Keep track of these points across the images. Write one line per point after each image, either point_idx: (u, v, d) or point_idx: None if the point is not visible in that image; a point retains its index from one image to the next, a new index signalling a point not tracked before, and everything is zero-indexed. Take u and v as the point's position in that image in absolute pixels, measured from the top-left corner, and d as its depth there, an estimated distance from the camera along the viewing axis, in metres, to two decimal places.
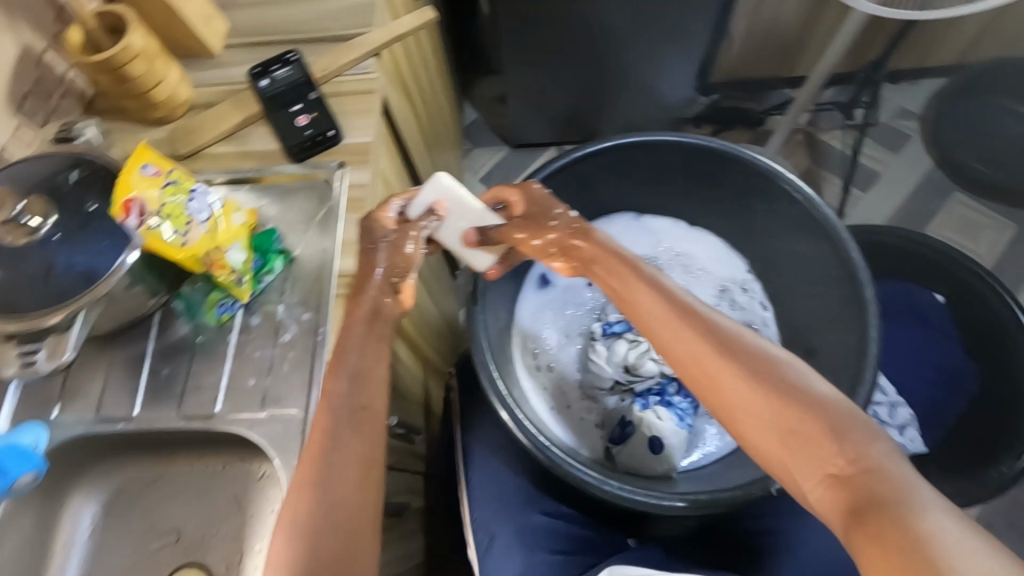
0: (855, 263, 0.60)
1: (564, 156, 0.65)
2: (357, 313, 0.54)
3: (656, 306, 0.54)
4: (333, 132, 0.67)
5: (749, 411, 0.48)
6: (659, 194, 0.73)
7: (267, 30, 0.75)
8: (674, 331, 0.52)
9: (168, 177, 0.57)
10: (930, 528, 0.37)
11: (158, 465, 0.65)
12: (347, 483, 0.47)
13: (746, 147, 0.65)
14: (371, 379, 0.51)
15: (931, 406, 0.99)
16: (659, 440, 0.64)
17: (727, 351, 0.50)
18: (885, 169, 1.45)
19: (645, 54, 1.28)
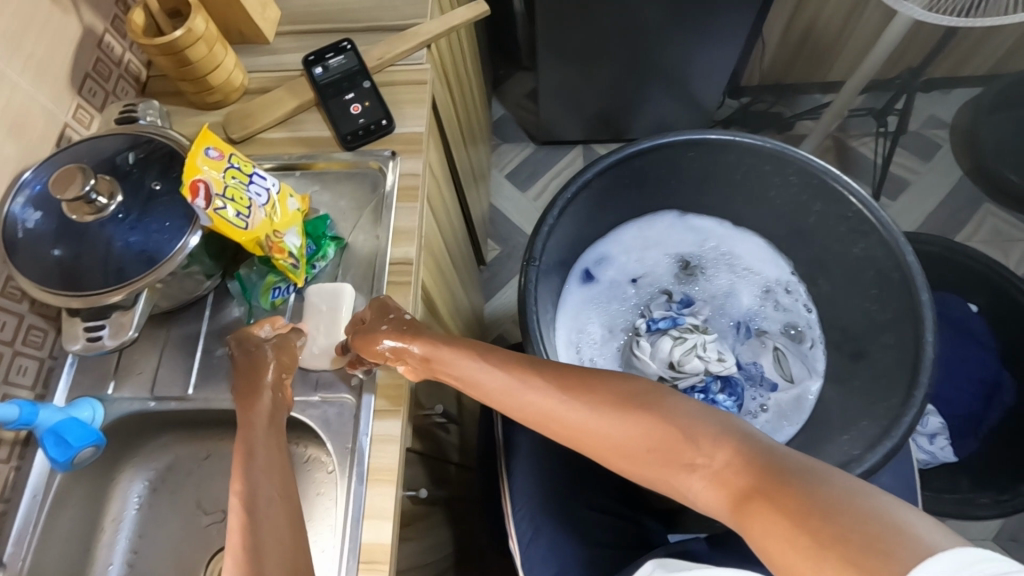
0: (911, 267, 0.61)
1: (618, 151, 0.65)
2: (253, 401, 0.52)
3: (482, 370, 0.51)
4: (385, 121, 0.68)
5: (612, 446, 0.45)
6: (706, 194, 0.73)
7: (319, 17, 0.76)
8: (511, 397, 0.50)
9: (229, 160, 0.57)
10: (806, 491, 0.35)
11: (207, 444, 0.65)
12: (281, 531, 0.43)
13: (802, 150, 0.65)
14: (273, 437, 0.50)
15: (966, 416, 0.98)
16: None
17: (558, 403, 0.48)
18: (917, 177, 1.46)
19: (682, 54, 1.28)
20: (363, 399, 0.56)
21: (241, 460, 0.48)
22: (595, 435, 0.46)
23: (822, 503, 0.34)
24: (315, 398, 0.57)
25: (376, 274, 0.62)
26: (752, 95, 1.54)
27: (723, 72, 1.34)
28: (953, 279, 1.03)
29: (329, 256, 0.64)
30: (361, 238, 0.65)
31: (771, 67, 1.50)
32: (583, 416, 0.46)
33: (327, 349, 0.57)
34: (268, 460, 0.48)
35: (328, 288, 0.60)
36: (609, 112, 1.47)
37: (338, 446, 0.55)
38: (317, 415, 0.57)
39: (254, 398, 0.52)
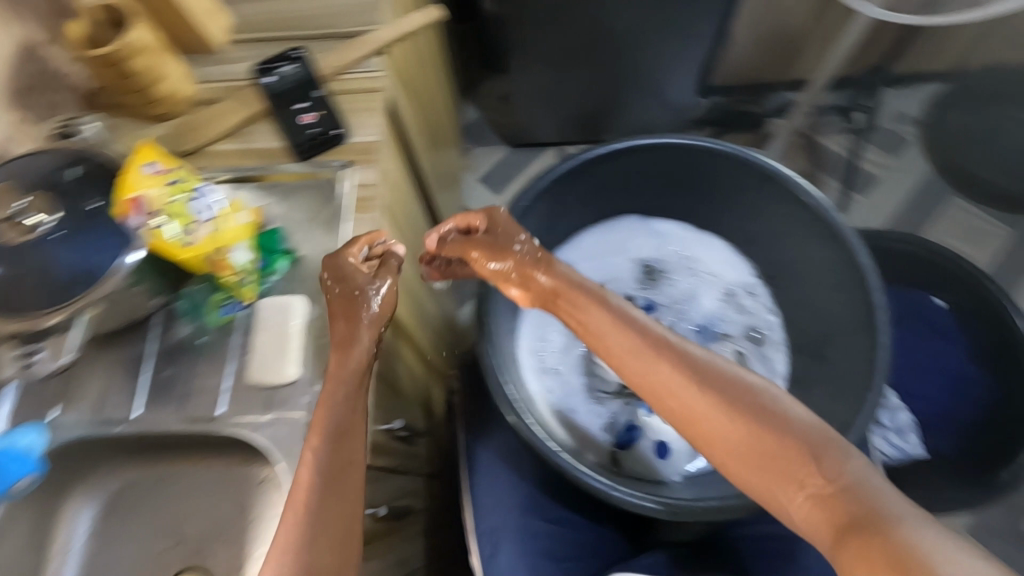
0: (864, 268, 0.61)
1: (572, 157, 0.66)
2: (349, 349, 0.54)
3: (620, 335, 0.56)
4: (337, 131, 0.66)
5: (728, 439, 0.50)
6: (663, 200, 0.75)
7: (270, 23, 0.73)
8: (645, 363, 0.55)
9: (172, 175, 0.57)
10: (910, 539, 0.40)
11: (159, 467, 0.63)
12: (336, 503, 0.47)
13: (753, 151, 0.67)
14: (354, 403, 0.52)
15: (936, 412, 0.98)
16: (665, 445, 0.69)
17: (697, 381, 0.53)
18: (885, 174, 1.44)
19: (652, 51, 1.26)
20: (315, 415, 0.55)
21: (320, 421, 0.50)
22: (717, 419, 0.51)
23: (926, 557, 0.38)
24: (265, 418, 0.55)
25: (328, 287, 0.61)
26: (724, 94, 1.54)
27: (694, 69, 1.35)
28: (924, 276, 1.02)
29: (281, 270, 0.62)
30: (314, 250, 0.63)
31: (741, 68, 1.50)
32: (715, 398, 0.52)
33: (279, 368, 0.56)
34: (343, 428, 0.50)
35: (279, 302, 0.59)
36: (583, 113, 1.46)
37: (289, 467, 0.53)
38: (268, 436, 0.55)
39: (351, 348, 0.54)
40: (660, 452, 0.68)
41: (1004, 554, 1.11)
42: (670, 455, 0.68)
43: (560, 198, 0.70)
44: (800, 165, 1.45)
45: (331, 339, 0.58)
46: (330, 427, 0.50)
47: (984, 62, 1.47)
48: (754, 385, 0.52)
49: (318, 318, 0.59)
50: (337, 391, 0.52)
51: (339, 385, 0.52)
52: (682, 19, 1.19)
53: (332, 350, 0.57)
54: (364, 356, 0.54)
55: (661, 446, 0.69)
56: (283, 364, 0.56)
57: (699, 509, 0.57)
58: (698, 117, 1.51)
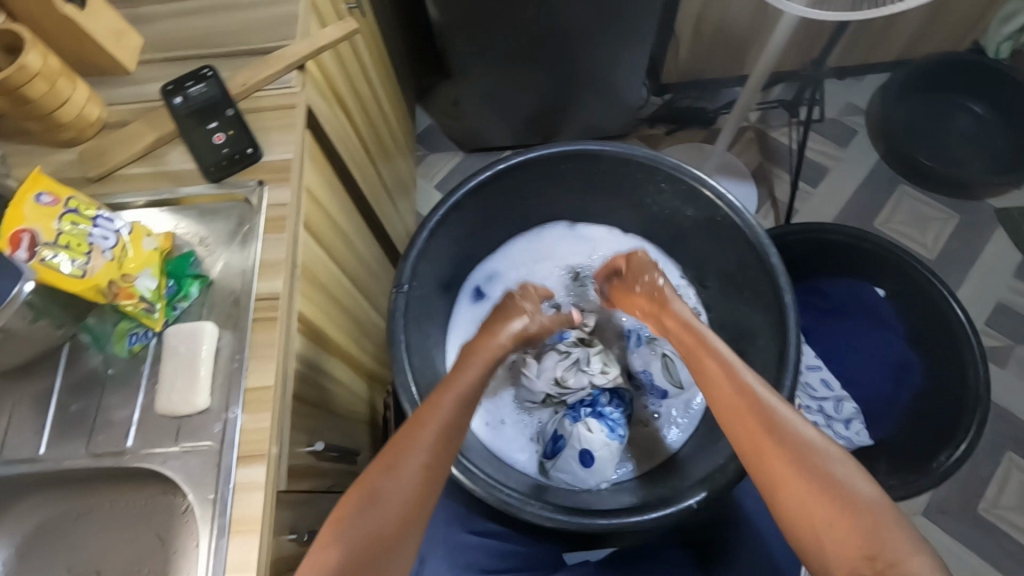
0: (776, 268, 0.67)
1: (487, 168, 0.71)
2: (481, 356, 0.64)
3: (725, 374, 0.62)
4: (251, 149, 0.65)
5: (795, 495, 0.53)
6: (586, 207, 0.83)
7: (182, 42, 0.72)
8: (739, 398, 0.59)
9: (66, 205, 0.55)
10: None
11: (73, 504, 0.62)
12: (396, 513, 0.51)
13: (671, 157, 0.72)
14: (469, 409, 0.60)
15: (879, 399, 1.02)
16: (589, 452, 0.70)
17: (780, 428, 0.56)
18: (834, 164, 1.43)
19: (601, 54, 1.21)
20: (225, 444, 0.54)
21: (428, 414, 0.57)
22: (793, 463, 0.54)
23: None
24: (175, 449, 0.55)
25: (241, 311, 0.59)
26: (675, 92, 1.52)
27: (640, 68, 1.29)
28: (864, 266, 1.04)
29: (192, 295, 0.61)
30: (226, 272, 0.63)
31: (688, 65, 1.47)
32: (796, 450, 0.55)
33: (188, 397, 0.55)
34: (449, 427, 0.57)
35: (186, 329, 0.58)
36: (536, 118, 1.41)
37: (199, 497, 0.53)
38: (179, 467, 0.54)
39: (485, 353, 0.65)
40: (585, 461, 0.70)
41: (954, 532, 1.13)
42: (596, 462, 0.70)
43: (484, 207, 0.77)
44: (751, 160, 1.44)
45: (244, 363, 0.57)
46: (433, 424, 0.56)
47: (930, 48, 1.45)
48: (837, 450, 0.55)
49: (230, 342, 0.58)
50: (454, 394, 0.59)
51: (461, 391, 0.60)
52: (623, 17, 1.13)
53: (244, 374, 0.56)
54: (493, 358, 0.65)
55: (586, 455, 0.70)
56: (193, 393, 0.55)
57: (608, 521, 0.60)
58: (649, 115, 1.50)
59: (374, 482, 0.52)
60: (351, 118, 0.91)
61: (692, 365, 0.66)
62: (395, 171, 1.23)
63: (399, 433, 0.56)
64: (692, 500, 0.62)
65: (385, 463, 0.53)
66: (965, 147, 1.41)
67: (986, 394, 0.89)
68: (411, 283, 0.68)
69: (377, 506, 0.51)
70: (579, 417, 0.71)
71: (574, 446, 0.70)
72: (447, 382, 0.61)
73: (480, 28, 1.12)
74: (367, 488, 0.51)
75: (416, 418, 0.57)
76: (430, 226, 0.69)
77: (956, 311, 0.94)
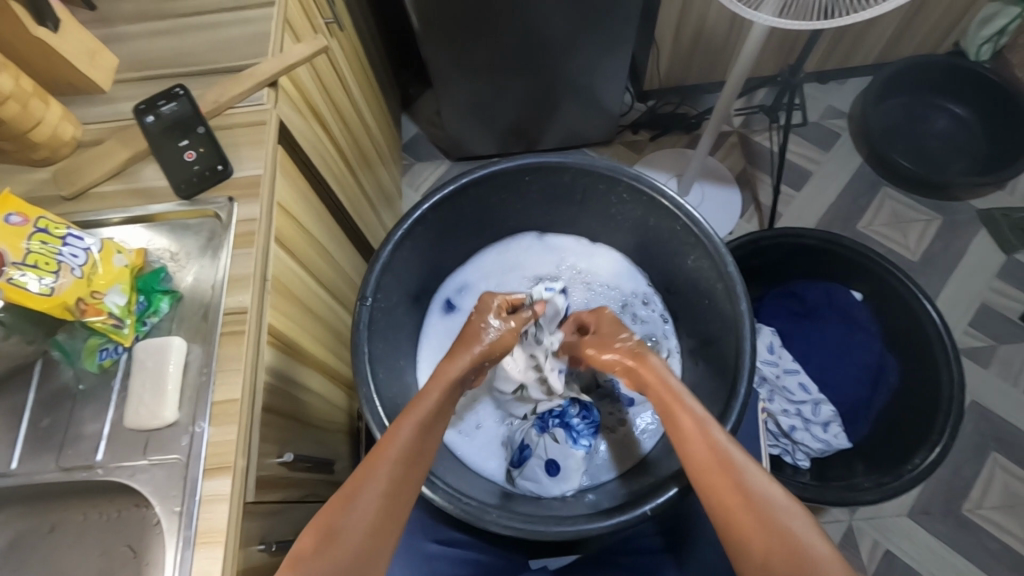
0: (730, 275, 0.73)
1: (451, 182, 0.77)
2: (440, 377, 0.64)
3: (697, 431, 0.61)
4: (221, 165, 0.66)
5: (761, 554, 0.52)
6: (552, 217, 0.90)
7: (156, 62, 0.74)
8: (709, 456, 0.59)
9: (36, 224, 0.57)
10: None
11: (43, 518, 0.63)
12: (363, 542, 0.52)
13: (629, 166, 0.79)
14: (433, 434, 0.61)
15: (855, 402, 1.04)
16: (555, 463, 0.77)
17: (747, 486, 0.56)
18: (816, 167, 1.40)
19: (587, 65, 1.18)
20: (191, 457, 0.55)
21: (388, 442, 0.58)
22: (757, 520, 0.53)
23: None
24: (143, 462, 0.56)
25: (210, 325, 0.60)
26: (657, 98, 1.51)
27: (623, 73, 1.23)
28: (839, 269, 1.07)
29: (162, 310, 0.63)
30: (196, 287, 0.64)
31: (669, 72, 1.45)
32: (761, 508, 0.54)
33: (156, 411, 0.57)
34: (410, 453, 0.58)
35: (155, 344, 0.59)
36: (520, 125, 1.36)
37: (165, 509, 0.54)
38: (146, 480, 0.56)
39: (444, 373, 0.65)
40: (552, 470, 0.77)
41: (939, 534, 1.11)
42: (562, 471, 0.77)
43: (450, 218, 0.82)
44: (734, 164, 1.42)
45: (212, 377, 0.58)
46: (395, 453, 0.57)
47: (912, 49, 1.43)
48: (799, 508, 0.55)
49: (200, 355, 0.60)
50: (412, 421, 0.60)
51: (422, 414, 0.60)
52: (604, 20, 1.08)
53: (211, 388, 0.57)
54: (456, 376, 0.65)
55: (552, 464, 0.77)
56: (161, 407, 0.57)
57: (565, 528, 0.63)
58: (631, 121, 1.49)
59: (332, 520, 0.52)
60: (332, 137, 0.90)
61: (665, 419, 0.65)
62: (379, 180, 1.19)
63: (359, 467, 0.56)
64: (646, 506, 0.64)
65: (343, 502, 0.53)
66: (946, 151, 1.40)
67: (959, 394, 0.92)
68: (375, 295, 0.73)
69: (337, 546, 0.51)
70: (546, 428, 0.79)
71: (541, 455, 0.77)
72: (410, 407, 0.61)
73: (450, 40, 1.10)
74: (326, 525, 0.52)
75: (377, 450, 0.57)
76: (396, 239, 0.74)
77: (929, 313, 0.97)
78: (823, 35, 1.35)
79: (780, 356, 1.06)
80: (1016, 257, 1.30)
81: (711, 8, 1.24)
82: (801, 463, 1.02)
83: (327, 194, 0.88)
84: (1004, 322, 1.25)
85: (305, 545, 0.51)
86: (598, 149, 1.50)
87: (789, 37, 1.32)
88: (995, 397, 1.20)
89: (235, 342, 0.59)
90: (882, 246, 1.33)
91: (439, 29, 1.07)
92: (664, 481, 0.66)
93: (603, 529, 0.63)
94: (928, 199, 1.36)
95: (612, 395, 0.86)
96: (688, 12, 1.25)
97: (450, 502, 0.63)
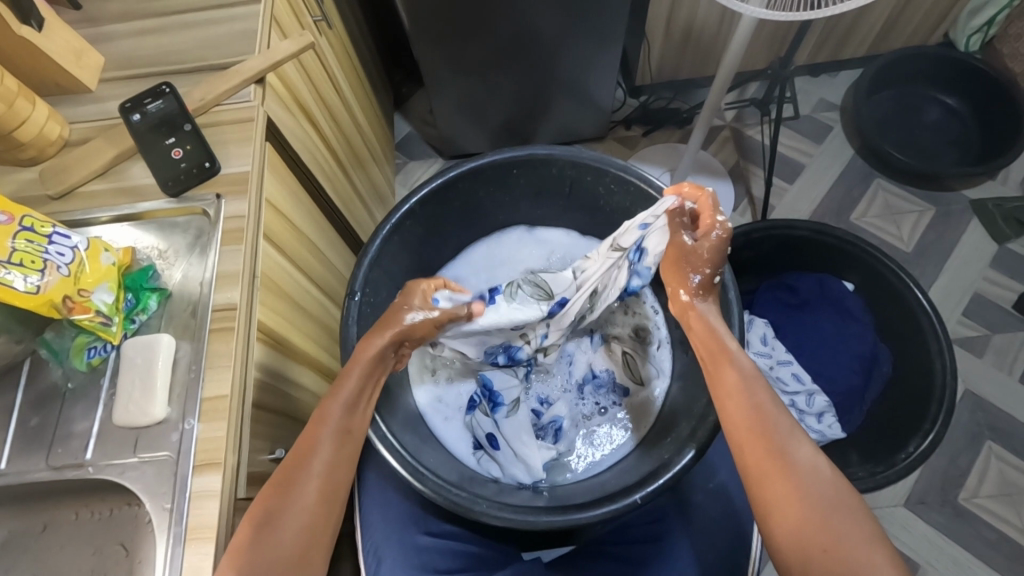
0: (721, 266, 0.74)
1: (440, 176, 0.79)
2: (361, 358, 0.63)
3: (741, 389, 0.61)
4: (209, 162, 0.66)
5: (791, 520, 0.53)
6: (540, 210, 0.92)
7: (142, 61, 0.73)
8: (750, 417, 0.59)
9: (21, 223, 0.56)
10: None
11: (35, 519, 0.62)
12: (303, 519, 0.54)
13: (616, 158, 0.81)
14: (359, 413, 0.62)
15: (847, 393, 1.01)
16: (495, 437, 0.78)
17: (786, 454, 0.56)
18: (810, 160, 1.40)
19: (577, 61, 1.18)
20: (181, 454, 0.55)
21: (317, 430, 0.58)
22: (795, 491, 0.54)
23: None
24: (134, 459, 0.56)
25: (199, 322, 0.60)
26: (650, 93, 1.51)
27: (616, 66, 1.22)
28: (829, 259, 1.08)
29: (151, 308, 0.63)
30: (184, 284, 0.64)
31: (661, 67, 1.44)
32: (798, 478, 0.54)
33: (145, 408, 0.57)
34: (341, 437, 0.59)
35: (144, 341, 0.59)
36: (513, 122, 1.35)
37: (156, 506, 0.54)
38: (136, 477, 0.56)
39: (366, 351, 0.64)
40: (492, 443, 0.78)
41: (936, 524, 1.11)
42: (501, 450, 0.77)
43: (439, 211, 0.84)
44: (727, 158, 1.42)
45: (201, 374, 0.58)
46: (327, 444, 0.58)
47: (903, 41, 1.43)
48: (838, 479, 0.55)
49: (189, 352, 0.60)
50: (338, 401, 0.60)
51: (343, 400, 0.60)
52: (593, 15, 1.08)
53: (201, 385, 0.57)
54: (373, 360, 0.64)
55: (494, 438, 0.78)
56: (150, 404, 0.57)
57: (554, 517, 0.63)
58: (624, 116, 1.49)
59: (268, 515, 0.53)
60: (322, 134, 0.90)
61: (709, 369, 0.64)
62: (373, 180, 1.19)
63: (289, 458, 0.57)
64: (635, 495, 0.64)
65: (275, 495, 0.54)
66: (938, 141, 1.40)
67: (953, 382, 0.93)
68: (364, 291, 0.73)
69: (274, 540, 0.52)
70: (474, 409, 0.80)
71: (482, 430, 0.78)
72: (333, 390, 0.61)
73: (438, 38, 1.09)
74: (261, 519, 0.52)
75: (303, 440, 0.58)
76: (384, 233, 0.76)
77: (919, 299, 0.98)
78: (814, 29, 1.35)
79: (773, 348, 1.07)
80: (1009, 247, 1.30)
81: (701, 3, 1.23)
82: None
83: (317, 191, 0.88)
84: (997, 312, 1.25)
85: (240, 541, 0.51)
86: (591, 145, 1.50)
87: (779, 30, 1.32)
88: (990, 386, 1.20)
89: (224, 339, 0.59)
90: (876, 238, 1.33)
91: (428, 24, 1.06)
92: (655, 470, 0.67)
93: (593, 518, 0.63)
94: (920, 190, 1.36)
95: (609, 386, 0.85)
96: (678, 7, 1.25)
97: (439, 494, 0.64)
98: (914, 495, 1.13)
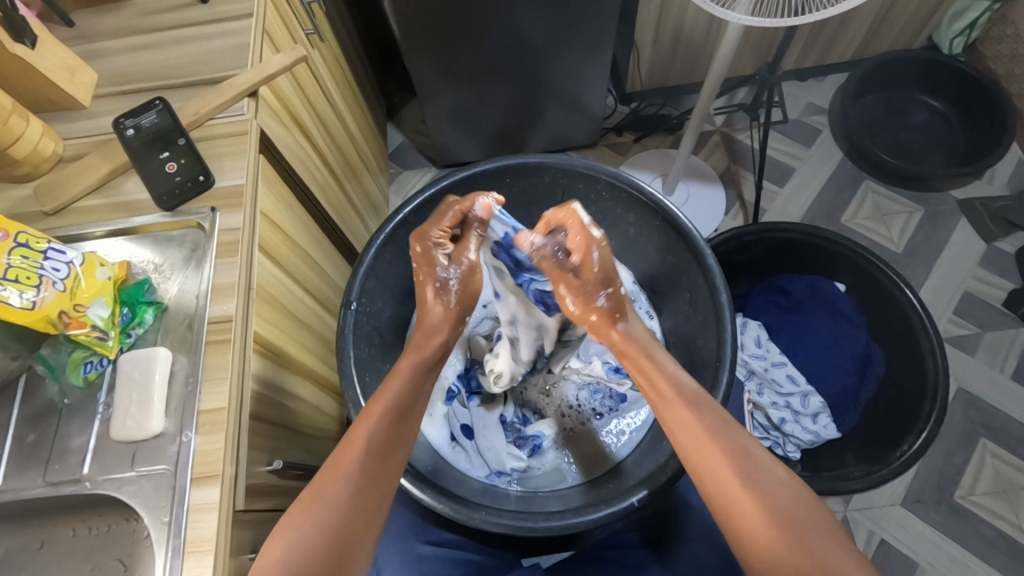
0: (713, 270, 0.76)
1: (433, 185, 0.80)
2: (415, 349, 0.65)
3: (686, 419, 0.59)
4: (203, 176, 0.66)
5: (760, 538, 0.52)
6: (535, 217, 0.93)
7: (136, 76, 0.74)
8: (706, 440, 0.57)
9: (17, 239, 0.57)
10: None
11: (37, 534, 0.62)
12: (336, 535, 0.53)
13: (608, 165, 0.82)
14: (404, 418, 0.60)
15: (842, 392, 1.03)
16: (469, 428, 0.82)
17: (753, 475, 0.55)
18: (799, 164, 1.42)
19: (567, 68, 1.19)
20: (179, 467, 0.55)
21: (356, 437, 0.58)
22: (757, 503, 0.53)
23: None
24: (131, 474, 0.56)
25: (195, 335, 0.60)
26: (640, 99, 1.52)
27: (606, 74, 1.24)
28: (821, 263, 1.10)
29: (147, 321, 0.63)
30: (180, 297, 0.65)
31: (651, 72, 1.45)
32: (765, 493, 0.54)
33: (143, 422, 0.57)
34: (383, 446, 0.58)
35: (139, 355, 0.60)
36: (505, 130, 1.36)
37: (155, 520, 0.54)
38: (134, 492, 0.56)
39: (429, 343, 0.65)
40: (466, 433, 0.81)
41: (933, 522, 1.11)
42: (474, 441, 0.81)
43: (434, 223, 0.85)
44: (717, 162, 1.43)
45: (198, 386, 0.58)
46: (360, 455, 0.57)
47: (888, 44, 1.45)
48: (797, 497, 0.55)
49: (186, 364, 0.60)
50: (383, 406, 0.60)
51: (390, 403, 0.60)
52: (581, 24, 1.09)
53: (197, 397, 0.57)
54: (436, 353, 0.65)
55: (468, 428, 0.81)
56: (147, 418, 0.57)
57: (558, 524, 0.64)
58: (614, 123, 1.50)
59: (295, 526, 0.53)
60: (315, 145, 0.90)
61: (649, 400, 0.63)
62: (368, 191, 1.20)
63: (325, 466, 0.57)
64: (631, 499, 0.65)
65: (303, 511, 0.54)
66: (926, 142, 1.42)
67: (944, 381, 0.95)
68: (359, 301, 0.75)
69: (298, 554, 0.51)
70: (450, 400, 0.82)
71: (457, 418, 0.82)
72: (378, 396, 0.61)
73: (428, 49, 1.10)
74: (286, 537, 0.52)
75: (342, 450, 0.57)
76: (378, 243, 0.78)
77: (908, 298, 0.99)
78: (800, 34, 1.36)
79: (768, 350, 1.08)
80: (997, 246, 1.32)
81: (689, 10, 1.25)
82: (793, 455, 1.04)
83: (312, 201, 0.88)
84: (988, 310, 1.26)
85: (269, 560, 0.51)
86: (582, 151, 1.51)
87: (765, 35, 1.33)
88: (983, 383, 1.21)
89: (221, 352, 0.59)
90: (867, 238, 1.35)
91: (418, 34, 1.07)
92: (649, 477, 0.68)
93: (592, 521, 0.64)
94: (908, 191, 1.38)
95: (604, 393, 0.86)
96: (665, 14, 1.27)
97: (440, 503, 0.64)
98: (912, 494, 1.13)
